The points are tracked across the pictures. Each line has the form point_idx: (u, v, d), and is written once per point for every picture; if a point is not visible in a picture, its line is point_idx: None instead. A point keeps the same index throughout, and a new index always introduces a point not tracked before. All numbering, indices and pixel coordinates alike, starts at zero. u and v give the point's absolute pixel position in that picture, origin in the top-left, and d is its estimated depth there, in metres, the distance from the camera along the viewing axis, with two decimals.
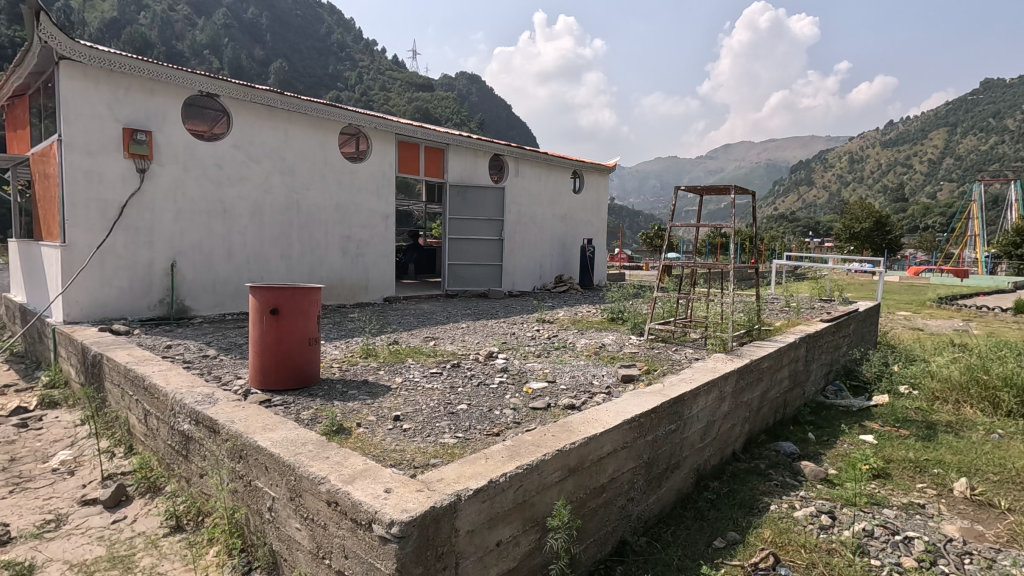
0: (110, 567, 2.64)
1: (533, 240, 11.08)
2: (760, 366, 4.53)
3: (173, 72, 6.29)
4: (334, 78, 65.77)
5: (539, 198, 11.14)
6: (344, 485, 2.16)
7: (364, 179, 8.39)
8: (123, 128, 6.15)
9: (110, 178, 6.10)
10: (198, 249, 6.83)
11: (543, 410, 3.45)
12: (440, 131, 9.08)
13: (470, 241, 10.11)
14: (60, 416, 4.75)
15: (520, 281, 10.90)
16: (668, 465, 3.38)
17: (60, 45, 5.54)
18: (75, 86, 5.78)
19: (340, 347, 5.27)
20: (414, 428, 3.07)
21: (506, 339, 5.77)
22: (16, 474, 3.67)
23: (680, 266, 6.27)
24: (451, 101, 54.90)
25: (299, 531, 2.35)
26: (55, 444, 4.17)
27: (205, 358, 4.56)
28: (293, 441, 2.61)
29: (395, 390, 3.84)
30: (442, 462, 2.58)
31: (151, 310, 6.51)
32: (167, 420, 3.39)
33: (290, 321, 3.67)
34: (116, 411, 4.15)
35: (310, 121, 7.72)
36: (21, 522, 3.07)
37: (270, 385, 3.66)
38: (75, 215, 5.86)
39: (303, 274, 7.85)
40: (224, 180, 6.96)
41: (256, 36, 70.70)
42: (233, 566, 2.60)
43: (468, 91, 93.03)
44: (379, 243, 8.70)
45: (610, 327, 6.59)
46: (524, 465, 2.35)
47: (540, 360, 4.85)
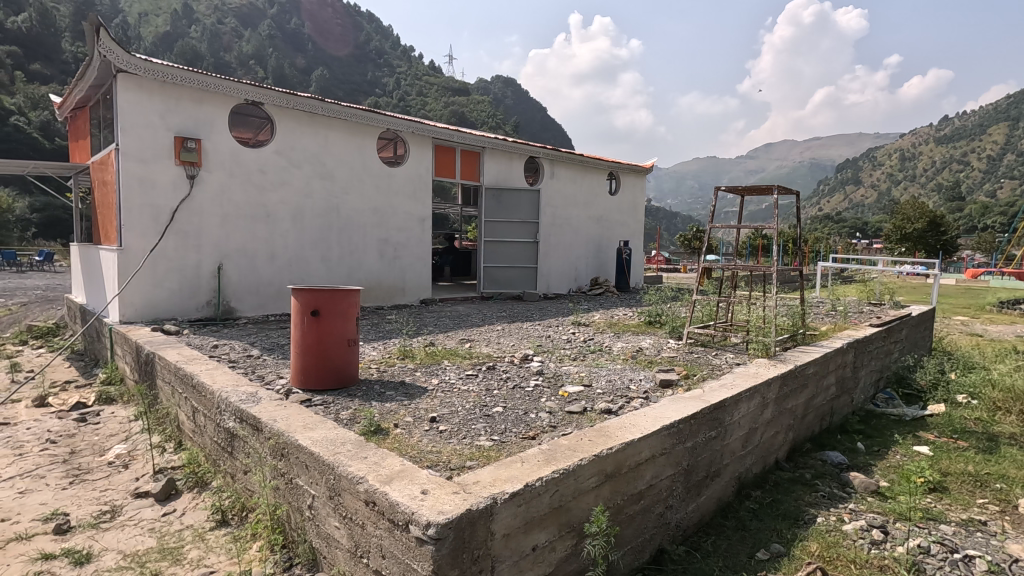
0: (161, 559, 2.75)
1: (568, 242, 11.02)
2: (805, 372, 4.38)
3: (220, 81, 6.53)
4: (373, 85, 67.26)
5: (575, 199, 11.08)
6: (382, 485, 2.19)
7: (401, 183, 8.53)
8: (174, 136, 6.42)
9: (162, 184, 6.37)
10: (243, 252, 7.07)
11: (579, 413, 3.41)
12: (476, 135, 9.15)
13: (505, 244, 10.14)
14: (116, 411, 4.99)
15: (555, 283, 10.85)
16: (708, 473, 3.29)
17: (117, 59, 5.83)
18: (130, 97, 6.08)
19: (379, 347, 5.38)
20: (451, 429, 3.09)
21: (542, 342, 5.76)
22: (75, 467, 3.86)
23: (719, 268, 5.95)
24: (487, 105, 55.40)
25: (337, 529, 2.39)
26: (111, 439, 4.37)
27: (250, 358, 4.71)
28: (332, 440, 2.67)
29: (432, 391, 3.88)
30: (477, 464, 2.59)
31: (199, 310, 6.78)
32: (214, 417, 3.51)
33: (330, 323, 3.74)
34: (168, 408, 4.34)
35: (349, 126, 7.89)
36: (80, 512, 3.22)
37: (311, 385, 3.75)
38: (130, 220, 6.15)
39: (343, 277, 8.02)
40: (267, 185, 7.18)
41: (299, 46, 73.01)
42: (276, 561, 2.66)
43: (503, 94, 93.71)
44: (415, 246, 8.82)
45: (647, 330, 6.49)
46: (560, 470, 2.33)
47: (576, 363, 4.82)
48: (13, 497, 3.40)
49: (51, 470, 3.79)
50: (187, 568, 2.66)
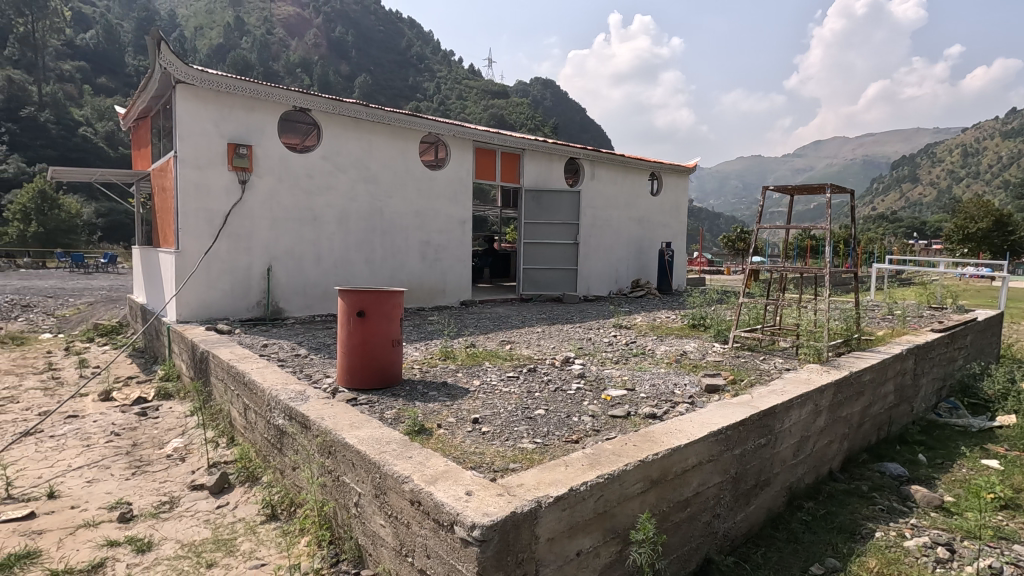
0: (216, 549, 2.85)
1: (608, 243, 10.90)
2: (861, 379, 4.18)
3: (270, 89, 6.75)
4: (414, 90, 68.45)
5: (616, 200, 10.95)
6: (427, 485, 2.20)
7: (442, 186, 8.63)
8: (227, 143, 6.68)
9: (217, 189, 6.64)
10: (291, 254, 7.29)
11: (623, 418, 3.36)
12: (516, 137, 9.17)
13: (545, 246, 10.13)
14: (173, 406, 5.22)
15: (596, 285, 10.74)
16: (757, 482, 3.18)
17: (176, 70, 6.11)
18: (187, 106, 6.37)
19: (421, 348, 5.44)
20: (493, 431, 3.09)
21: (583, 344, 5.70)
22: (137, 459, 4.06)
23: (767, 270, 5.75)
24: (526, 106, 55.47)
25: (383, 527, 2.43)
26: (169, 433, 4.57)
27: (298, 358, 4.84)
28: (378, 439, 2.71)
29: (474, 393, 3.90)
30: (521, 467, 2.57)
31: (250, 311, 7.03)
32: (264, 414, 3.62)
33: (375, 323, 3.81)
34: (222, 405, 4.51)
35: (392, 131, 8.03)
36: (141, 502, 3.39)
37: (356, 384, 3.82)
38: (187, 224, 6.44)
39: (386, 279, 8.17)
40: (314, 189, 7.39)
41: (343, 54, 75.03)
42: (323, 557, 2.71)
43: (542, 96, 93.71)
44: (456, 248, 8.91)
45: (691, 333, 6.34)
46: (605, 474, 2.30)
47: (619, 366, 4.75)
48: (82, 486, 3.61)
49: (115, 461, 4.00)
50: (240, 560, 2.75)
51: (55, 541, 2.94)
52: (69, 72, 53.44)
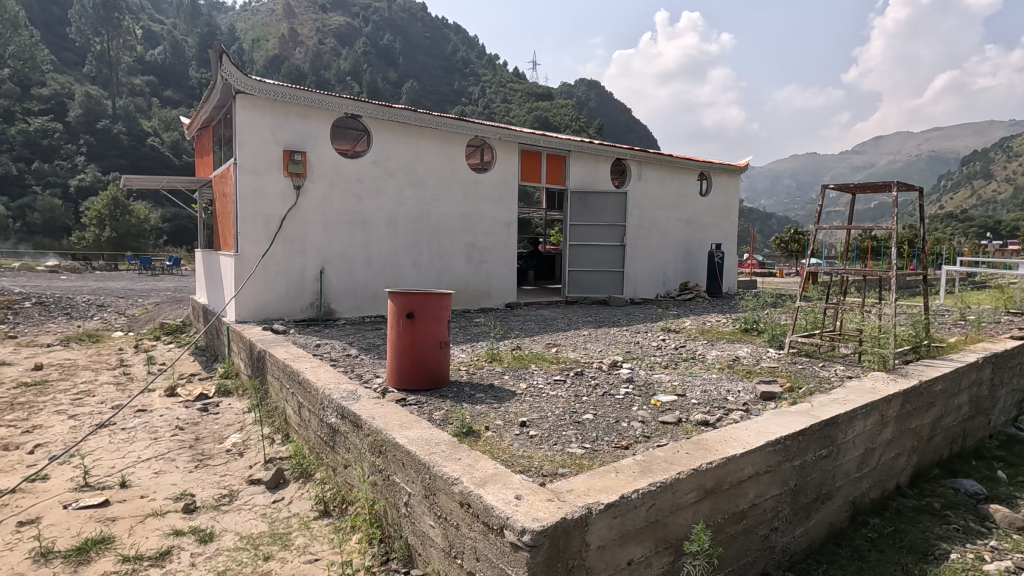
0: (272, 543, 2.95)
1: (656, 245, 10.68)
2: (932, 389, 3.92)
3: (323, 97, 6.96)
4: (459, 95, 69.45)
5: (663, 201, 10.72)
6: (476, 488, 2.20)
7: (488, 188, 8.69)
8: (283, 150, 6.93)
9: (273, 195, 6.90)
10: (342, 257, 7.50)
11: (674, 424, 3.27)
12: (562, 139, 9.13)
13: (591, 248, 10.03)
14: (232, 403, 5.45)
15: (642, 288, 10.55)
16: (818, 495, 3.03)
17: (236, 81, 6.39)
18: (246, 116, 6.65)
19: (467, 350, 5.48)
20: (541, 434, 3.07)
21: (631, 348, 5.60)
22: (199, 452, 4.25)
23: (826, 272, 5.50)
24: (570, 108, 55.21)
25: (432, 528, 2.44)
26: (229, 428, 4.78)
27: (349, 358, 4.97)
28: (427, 440, 2.73)
29: (521, 395, 3.89)
30: (570, 472, 2.54)
31: (303, 312, 7.27)
32: (318, 413, 3.72)
33: (424, 324, 3.86)
34: (277, 403, 4.67)
35: (439, 135, 8.14)
36: (204, 494, 3.55)
37: (405, 385, 3.88)
38: (245, 228, 6.72)
39: (432, 281, 8.28)
40: (364, 193, 7.57)
41: (391, 61, 76.88)
42: (374, 554, 2.76)
43: (586, 98, 93.14)
44: (501, 251, 8.94)
45: (743, 338, 6.12)
46: (658, 482, 2.23)
47: (668, 371, 4.64)
48: (150, 477, 3.81)
49: (180, 455, 4.20)
50: (294, 554, 2.84)
51: (126, 528, 3.11)
52: (139, 86, 57.11)
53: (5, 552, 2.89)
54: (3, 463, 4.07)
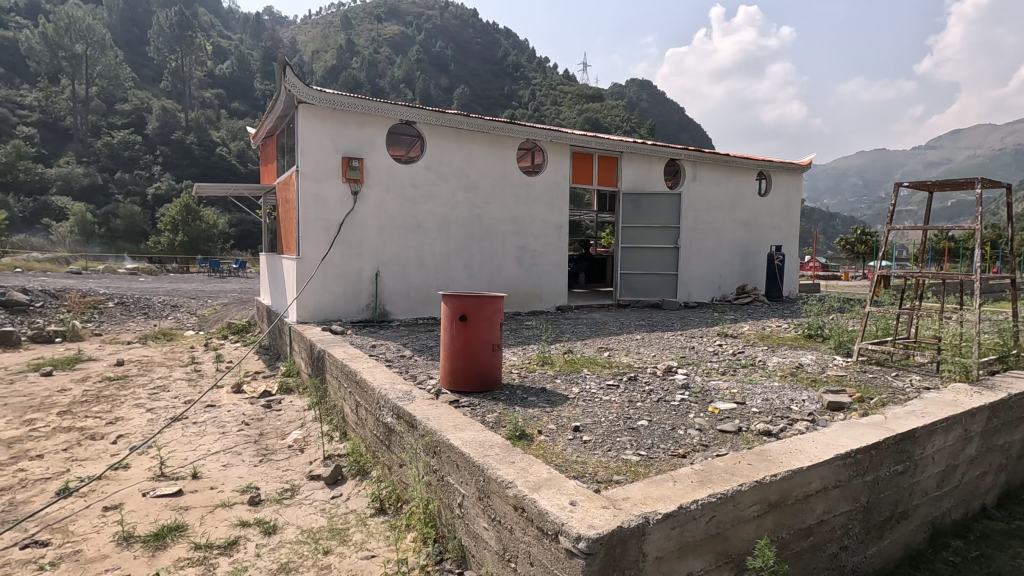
0: (331, 537, 3.04)
1: (712, 247, 10.37)
2: (1022, 403, 3.61)
3: (380, 105, 7.16)
4: (509, 99, 69.95)
5: (720, 202, 10.40)
6: (530, 492, 2.19)
7: (539, 191, 8.68)
8: (341, 157, 7.17)
9: (332, 200, 7.15)
10: (396, 260, 7.68)
11: (733, 433, 3.14)
12: (614, 140, 9.02)
13: (643, 251, 9.84)
14: (294, 400, 5.67)
15: (697, 291, 10.26)
16: (892, 514, 2.85)
17: (299, 92, 6.67)
18: (308, 125, 6.92)
19: (518, 353, 5.49)
20: (595, 440, 3.03)
21: (686, 354, 5.44)
22: (264, 447, 4.45)
23: (899, 276, 5.16)
24: (622, 108, 54.52)
25: (486, 530, 2.45)
26: (290, 424, 4.97)
27: (403, 359, 5.08)
28: (481, 442, 2.75)
29: (573, 400, 3.85)
30: (626, 479, 2.49)
31: (360, 313, 7.48)
32: (374, 412, 3.82)
33: (476, 327, 3.89)
34: (335, 401, 4.83)
35: (490, 139, 8.22)
36: (268, 487, 3.70)
37: (458, 386, 3.92)
38: (306, 232, 7.00)
39: (484, 283, 8.35)
40: (418, 198, 7.73)
41: (443, 68, 78.38)
42: (428, 553, 2.79)
43: (638, 98, 91.87)
44: (552, 253, 8.92)
45: (807, 345, 5.83)
46: (718, 494, 2.15)
47: (726, 378, 4.48)
48: (219, 469, 4.01)
49: (246, 449, 4.41)
50: (352, 549, 2.91)
51: (198, 517, 3.29)
52: (209, 99, 60.64)
53: (93, 534, 3.12)
54: (90, 451, 4.40)
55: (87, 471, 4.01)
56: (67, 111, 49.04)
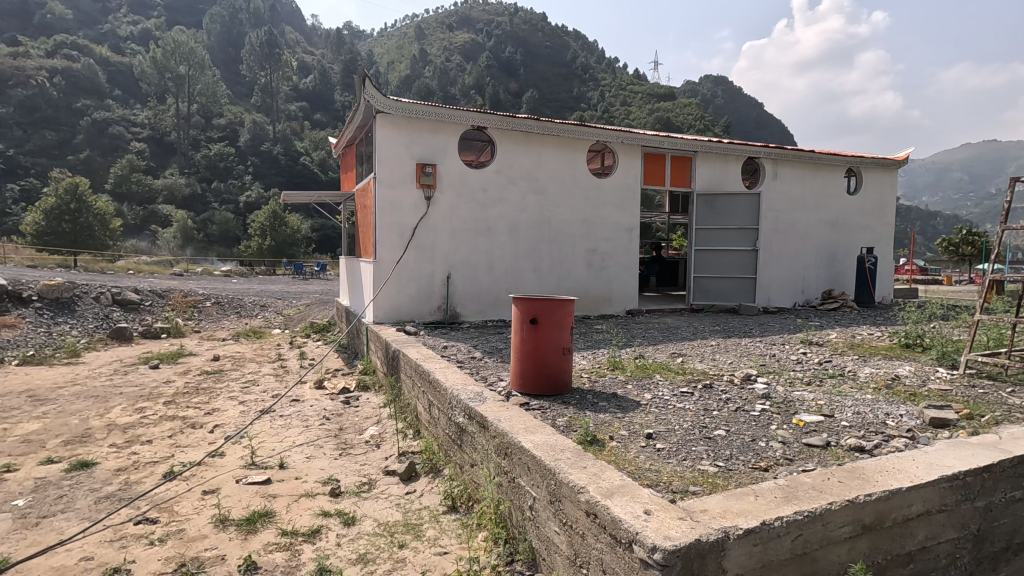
0: (406, 532, 3.14)
1: (794, 249, 9.80)
2: None
3: (453, 112, 7.33)
4: (578, 101, 69.65)
5: (803, 202, 9.81)
6: (603, 498, 2.16)
7: (609, 193, 8.58)
8: (416, 164, 7.41)
9: (406, 205, 7.40)
10: (468, 264, 7.83)
11: (821, 448, 2.95)
12: (688, 140, 8.75)
13: (719, 253, 9.47)
14: (370, 398, 5.91)
15: (778, 296, 9.73)
16: (1008, 545, 2.57)
17: (377, 102, 6.96)
18: (385, 133, 7.21)
19: (588, 357, 5.43)
20: (669, 448, 2.95)
21: (766, 362, 5.17)
22: (343, 442, 4.67)
23: (1015, 281, 4.64)
24: (695, 107, 52.81)
25: (557, 534, 2.44)
26: (367, 421, 5.19)
27: (474, 360, 5.16)
28: (552, 445, 2.75)
29: (646, 406, 3.76)
30: (703, 491, 2.40)
31: (432, 315, 7.70)
32: (447, 411, 3.91)
33: (547, 330, 3.89)
34: (409, 400, 4.99)
35: (561, 142, 8.20)
36: (347, 480, 3.88)
37: (528, 389, 3.94)
38: (383, 236, 7.29)
39: (553, 286, 8.34)
40: (488, 202, 7.85)
41: (512, 73, 79.25)
42: (499, 553, 2.81)
43: (713, 95, 88.69)
44: (622, 256, 8.77)
45: (904, 355, 5.37)
46: (805, 511, 2.03)
47: (811, 389, 4.21)
48: (303, 461, 4.25)
49: (327, 443, 4.65)
50: (426, 545, 3.00)
51: (285, 505, 3.50)
52: (294, 112, 64.63)
53: (195, 515, 3.40)
54: (192, 438, 4.80)
55: (189, 457, 4.37)
56: (172, 127, 53.84)
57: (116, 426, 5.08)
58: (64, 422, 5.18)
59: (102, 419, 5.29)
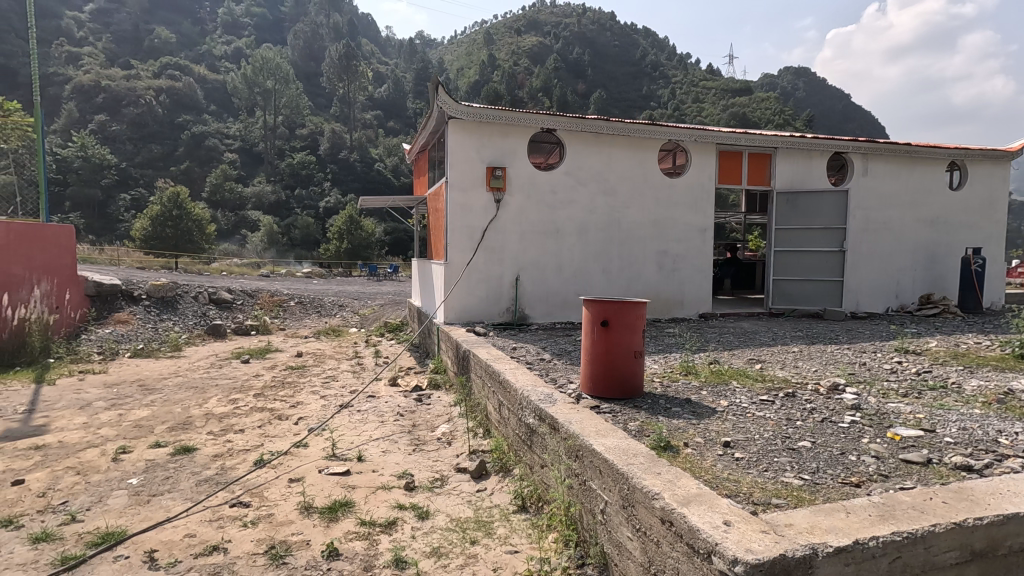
0: (477, 529, 3.20)
1: (886, 251, 9.10)
2: None
3: (523, 115, 7.39)
4: (647, 100, 68.11)
5: (897, 199, 9.09)
6: (679, 506, 2.11)
7: (681, 193, 8.34)
8: (486, 167, 7.52)
9: (476, 208, 7.53)
10: (536, 265, 7.86)
11: (921, 465, 2.72)
12: (768, 136, 8.34)
13: (801, 255, 8.96)
14: (441, 396, 6.07)
15: (868, 300, 9.06)
16: None
17: (449, 108, 7.13)
18: (457, 138, 7.38)
19: (660, 361, 5.30)
20: (748, 458, 2.83)
21: (855, 370, 4.83)
22: (417, 438, 4.82)
23: None
24: (774, 100, 50.25)
25: (630, 540, 2.40)
26: (439, 418, 5.33)
27: (543, 362, 5.18)
28: (624, 449, 2.71)
29: (722, 413, 3.62)
30: (787, 504, 2.28)
31: (501, 316, 7.79)
32: (517, 412, 3.95)
33: (618, 334, 3.84)
34: (479, 399, 5.08)
35: (631, 142, 8.06)
36: (421, 475, 4.01)
37: (599, 392, 3.90)
38: (454, 239, 7.46)
39: (622, 289, 8.22)
40: (557, 204, 7.85)
41: (580, 74, 78.83)
42: (570, 556, 2.81)
43: (793, 89, 84.08)
44: (695, 258, 8.50)
45: (1018, 367, 4.85)
46: (904, 533, 1.88)
47: (908, 401, 3.89)
48: (380, 455, 4.43)
49: (401, 438, 4.82)
50: (497, 543, 3.04)
51: (363, 496, 3.66)
52: (369, 121, 67.56)
53: (283, 501, 3.62)
54: (279, 429, 5.13)
55: (276, 446, 4.67)
56: (260, 138, 57.71)
57: (213, 415, 5.51)
58: (169, 410, 5.68)
59: (201, 408, 5.76)
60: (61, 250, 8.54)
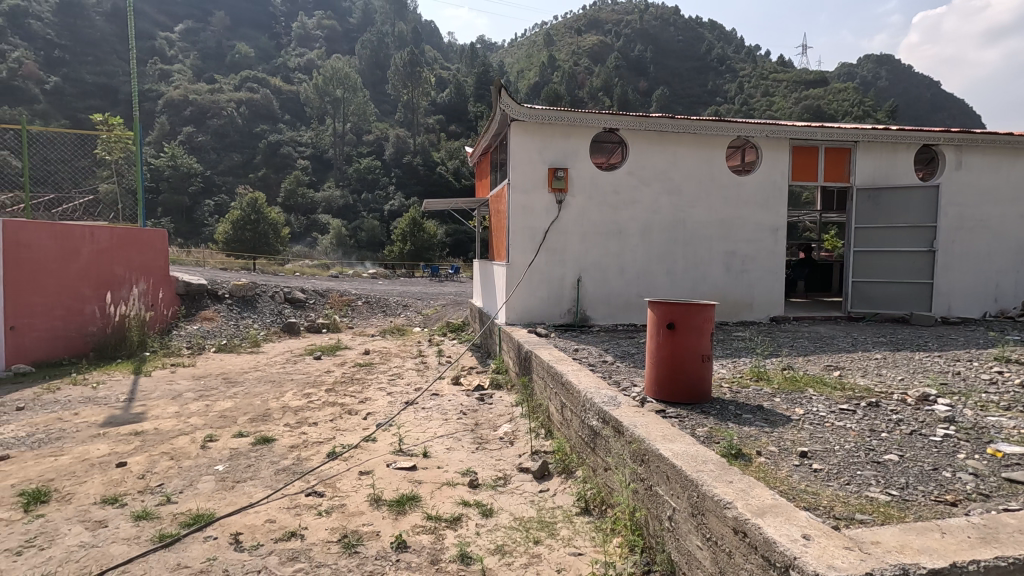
0: (540, 529, 3.21)
1: (983, 250, 8.36)
2: None
3: (585, 115, 7.34)
4: (713, 96, 65.85)
5: (996, 193, 8.33)
6: (753, 517, 2.03)
7: (751, 191, 8.02)
8: (548, 169, 7.53)
9: (538, 209, 7.55)
10: (598, 266, 7.78)
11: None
12: (847, 129, 7.87)
13: (884, 255, 8.38)
14: (503, 396, 6.13)
15: (962, 304, 8.35)
16: None
17: (512, 110, 7.19)
18: (519, 140, 7.43)
19: (728, 366, 5.11)
20: (827, 469, 2.68)
21: (948, 380, 4.46)
22: (479, 436, 4.90)
23: None
24: (853, 91, 47.24)
25: (699, 549, 2.34)
26: (501, 418, 5.38)
27: (606, 364, 5.12)
28: (692, 456, 2.64)
29: (798, 422, 3.45)
30: (873, 520, 2.14)
31: (562, 317, 7.77)
32: (580, 414, 3.93)
33: (685, 336, 3.74)
34: (541, 400, 5.09)
35: (698, 139, 7.84)
36: (484, 473, 4.07)
37: (665, 396, 3.82)
38: (516, 240, 7.51)
39: (687, 291, 8.00)
40: (620, 204, 7.74)
41: (642, 71, 77.34)
42: (635, 561, 2.76)
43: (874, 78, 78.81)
44: (765, 258, 8.14)
45: None
46: (1010, 558, 1.73)
47: (1012, 415, 3.55)
48: (444, 452, 4.53)
49: (464, 436, 4.91)
50: (560, 544, 3.04)
51: (429, 491, 3.76)
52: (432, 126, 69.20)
53: (353, 492, 3.78)
54: (349, 423, 5.36)
55: (347, 439, 4.89)
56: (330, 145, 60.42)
57: (289, 408, 5.84)
58: (250, 402, 6.06)
59: (279, 401, 6.11)
60: (157, 253, 9.29)
